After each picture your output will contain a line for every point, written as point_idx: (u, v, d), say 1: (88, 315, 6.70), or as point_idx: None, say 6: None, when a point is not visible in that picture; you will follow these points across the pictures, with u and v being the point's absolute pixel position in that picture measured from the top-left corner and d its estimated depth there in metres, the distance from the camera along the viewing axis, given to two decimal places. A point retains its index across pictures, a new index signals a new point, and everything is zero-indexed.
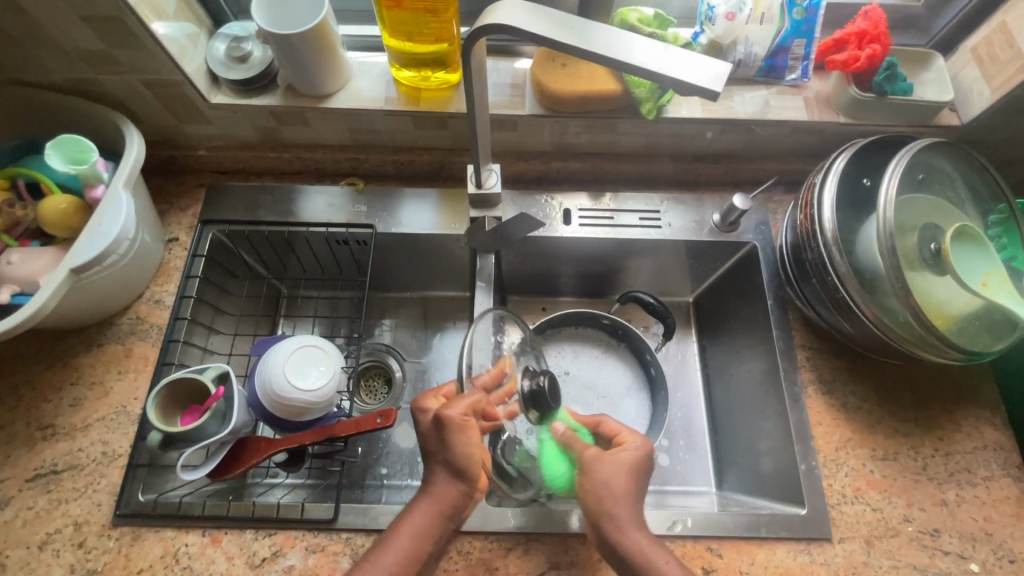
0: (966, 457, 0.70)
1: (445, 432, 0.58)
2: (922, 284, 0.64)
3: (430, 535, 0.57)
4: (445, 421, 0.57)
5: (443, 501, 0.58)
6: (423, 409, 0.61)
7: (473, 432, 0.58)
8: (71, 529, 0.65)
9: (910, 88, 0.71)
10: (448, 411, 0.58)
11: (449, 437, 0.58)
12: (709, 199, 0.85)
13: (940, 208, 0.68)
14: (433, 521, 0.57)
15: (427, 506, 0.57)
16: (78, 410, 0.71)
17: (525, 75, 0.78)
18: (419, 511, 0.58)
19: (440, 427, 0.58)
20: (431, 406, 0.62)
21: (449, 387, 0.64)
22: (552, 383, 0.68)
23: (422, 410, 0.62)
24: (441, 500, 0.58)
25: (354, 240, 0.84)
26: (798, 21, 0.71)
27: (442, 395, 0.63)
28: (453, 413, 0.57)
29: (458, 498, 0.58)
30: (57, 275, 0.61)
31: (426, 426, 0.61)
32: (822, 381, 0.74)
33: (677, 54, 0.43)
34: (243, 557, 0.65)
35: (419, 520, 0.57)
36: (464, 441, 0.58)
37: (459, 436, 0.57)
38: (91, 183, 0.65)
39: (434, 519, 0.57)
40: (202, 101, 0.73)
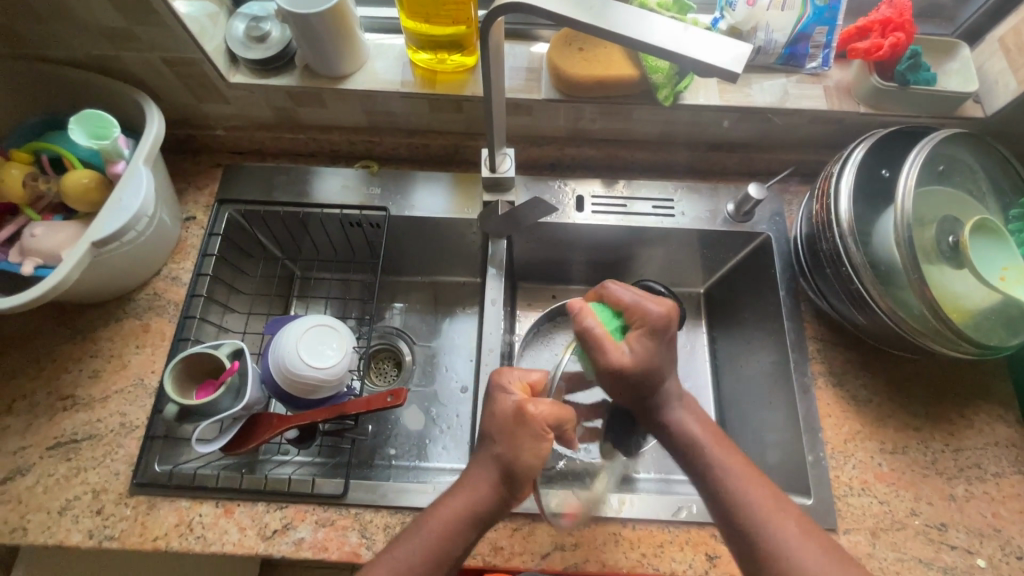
0: (976, 453, 0.69)
1: (514, 426, 0.56)
2: (939, 276, 0.64)
3: (460, 532, 0.55)
4: (527, 417, 0.56)
5: (478, 502, 0.56)
6: (504, 388, 0.60)
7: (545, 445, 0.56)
8: (90, 496, 0.67)
9: (933, 78, 0.70)
10: (531, 408, 0.56)
11: (518, 432, 0.56)
12: (724, 189, 0.84)
13: (959, 201, 0.67)
14: (464, 522, 0.55)
15: (461, 502, 0.56)
16: (97, 382, 0.73)
17: (541, 59, 0.78)
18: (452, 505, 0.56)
19: (513, 419, 0.57)
20: (512, 390, 0.60)
21: (536, 377, 0.62)
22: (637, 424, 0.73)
23: (502, 388, 0.60)
24: (478, 496, 0.56)
25: (367, 223, 0.85)
26: (821, 7, 0.70)
27: (525, 382, 0.61)
28: (536, 414, 0.55)
29: (494, 501, 0.56)
30: (78, 248, 0.62)
31: (501, 406, 0.59)
32: (832, 373, 0.74)
33: (699, 35, 0.43)
34: (255, 528, 0.66)
35: (449, 516, 0.56)
36: (531, 448, 0.55)
37: (527, 436, 0.55)
38: (112, 159, 0.66)
39: (465, 521, 0.55)
40: (221, 80, 0.74)
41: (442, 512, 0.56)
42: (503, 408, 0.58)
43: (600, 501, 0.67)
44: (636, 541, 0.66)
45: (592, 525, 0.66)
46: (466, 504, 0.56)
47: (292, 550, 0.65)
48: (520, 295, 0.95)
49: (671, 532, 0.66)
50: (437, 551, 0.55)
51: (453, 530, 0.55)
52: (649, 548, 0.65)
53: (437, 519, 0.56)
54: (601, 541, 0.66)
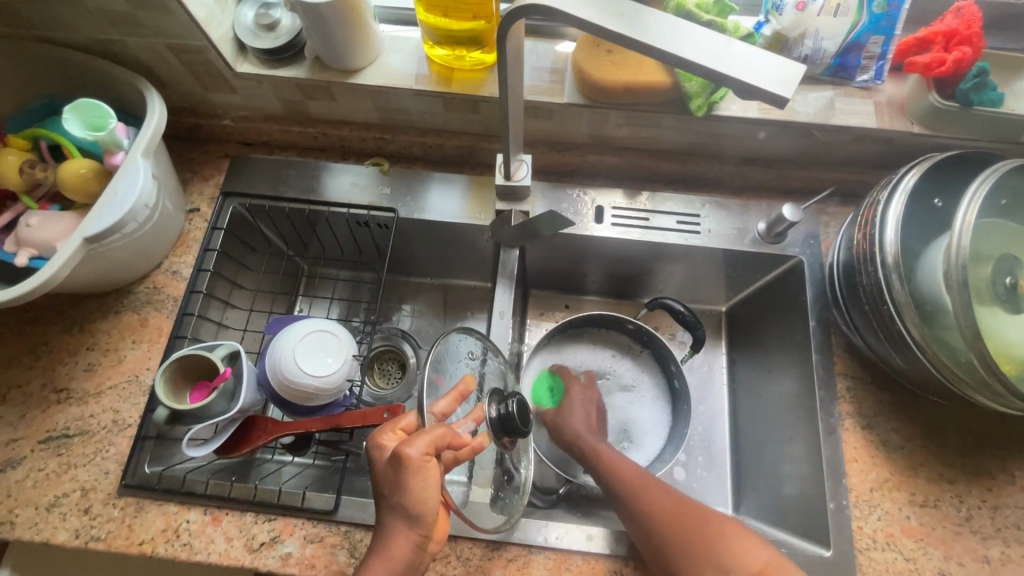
0: (1016, 513, 0.64)
1: (399, 472, 0.50)
2: (994, 321, 0.58)
3: None
4: (403, 460, 0.49)
5: (399, 560, 0.51)
6: (379, 447, 0.54)
7: (433, 474, 0.51)
8: (78, 494, 0.66)
9: (1000, 99, 0.63)
10: (407, 450, 0.49)
11: (403, 476, 0.50)
12: (755, 206, 0.79)
13: (1021, 237, 0.61)
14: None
15: (380, 570, 0.50)
16: (92, 375, 0.71)
17: (566, 60, 0.72)
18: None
19: (394, 466, 0.50)
20: (388, 442, 0.54)
21: (409, 420, 0.56)
22: (521, 404, 0.58)
23: (377, 446, 0.54)
24: (391, 558, 0.51)
25: (375, 223, 0.81)
26: (879, 14, 0.64)
27: (399, 429, 0.55)
28: (411, 455, 0.49)
29: (412, 552, 0.52)
30: (70, 243, 0.59)
31: (380, 462, 0.53)
32: (861, 415, 0.69)
33: (743, 51, 0.38)
34: (242, 540, 0.64)
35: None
36: (422, 483, 0.50)
37: (415, 476, 0.50)
38: (110, 149, 0.63)
39: None
40: (228, 70, 0.70)
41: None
42: (383, 462, 0.53)
43: (603, 536, 0.63)
44: None
45: (592, 561, 0.63)
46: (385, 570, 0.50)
47: (278, 565, 0.63)
48: (531, 305, 0.91)
49: None
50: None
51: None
52: None
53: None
54: None
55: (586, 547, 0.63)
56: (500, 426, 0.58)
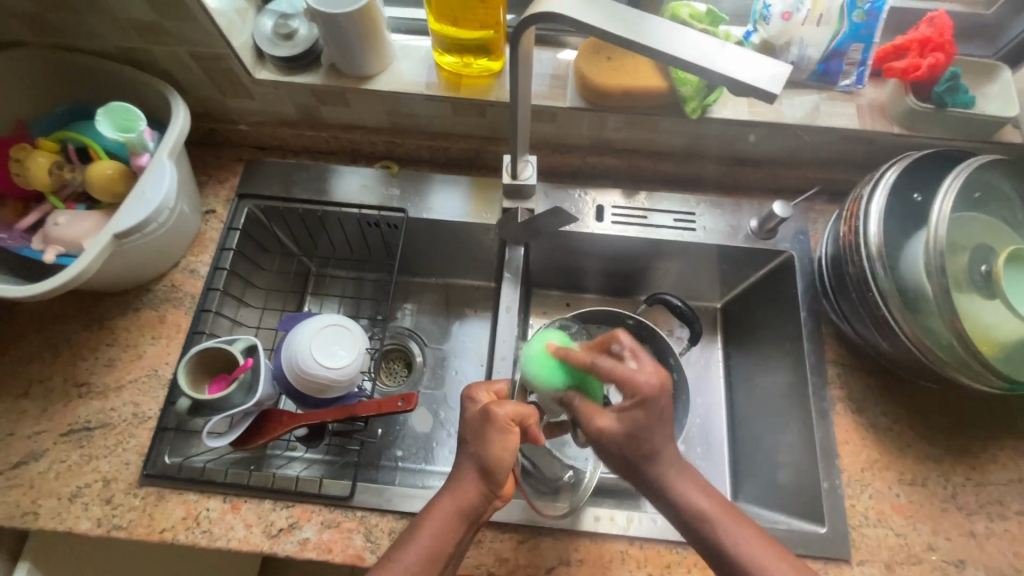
0: (998, 489, 0.67)
1: (483, 426, 0.58)
2: (971, 307, 0.62)
3: (453, 533, 0.55)
4: (491, 416, 0.57)
5: (465, 501, 0.56)
6: (472, 399, 0.63)
7: (512, 438, 0.57)
8: (100, 484, 0.68)
9: (971, 101, 0.68)
10: (495, 409, 0.57)
11: (485, 430, 0.58)
12: (747, 205, 0.83)
13: (993, 228, 0.65)
14: (452, 521, 0.56)
15: (448, 505, 0.56)
16: (112, 370, 0.74)
17: (568, 66, 0.77)
18: (438, 508, 0.56)
19: (480, 420, 0.58)
20: (480, 398, 0.62)
21: (502, 386, 0.65)
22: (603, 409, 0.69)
23: (471, 398, 0.62)
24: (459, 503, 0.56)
25: (385, 224, 0.84)
26: (858, 24, 0.68)
27: (493, 390, 0.63)
28: (499, 413, 0.57)
29: (477, 500, 0.57)
30: (100, 239, 0.62)
31: (470, 414, 0.61)
32: (851, 399, 0.72)
33: (735, 52, 0.42)
34: (261, 526, 0.66)
35: (440, 519, 0.55)
36: (501, 442, 0.57)
37: (496, 433, 0.57)
38: (137, 151, 0.66)
39: (453, 519, 0.56)
40: (247, 76, 0.74)
41: (437, 514, 0.56)
42: (471, 414, 0.60)
43: (609, 517, 0.66)
44: (643, 560, 0.65)
45: (599, 541, 0.65)
46: (451, 507, 0.56)
47: (297, 549, 0.65)
48: (534, 302, 0.94)
49: (679, 554, 0.65)
50: (433, 552, 0.55)
51: (443, 535, 0.55)
52: (656, 568, 0.64)
53: (430, 521, 0.56)
54: (607, 558, 0.65)
55: (593, 528, 0.65)
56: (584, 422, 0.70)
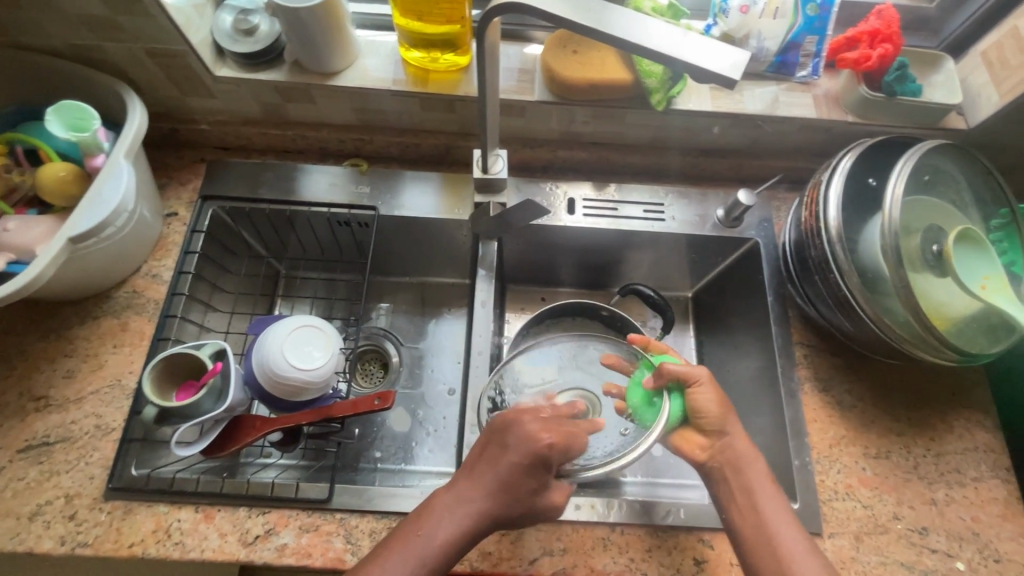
0: (956, 458, 0.71)
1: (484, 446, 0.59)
2: (924, 285, 0.64)
3: (456, 541, 0.56)
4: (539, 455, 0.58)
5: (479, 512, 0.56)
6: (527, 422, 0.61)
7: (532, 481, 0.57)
8: (62, 501, 0.65)
9: (919, 90, 0.71)
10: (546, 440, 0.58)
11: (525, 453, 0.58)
12: (714, 195, 0.85)
13: (943, 210, 0.68)
14: (461, 532, 0.56)
15: (462, 515, 0.56)
16: (72, 382, 0.71)
17: (535, 61, 0.77)
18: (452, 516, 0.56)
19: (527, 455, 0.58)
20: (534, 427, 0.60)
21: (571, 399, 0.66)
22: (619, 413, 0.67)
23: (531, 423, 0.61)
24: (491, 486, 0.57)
25: (356, 222, 0.83)
26: (812, 16, 0.72)
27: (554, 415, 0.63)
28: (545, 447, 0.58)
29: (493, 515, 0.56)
30: (54, 243, 0.60)
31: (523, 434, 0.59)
32: (818, 379, 0.75)
33: (697, 41, 0.43)
34: (236, 534, 0.65)
35: (446, 527, 0.56)
36: None
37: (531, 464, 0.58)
38: (91, 152, 0.64)
39: (461, 532, 0.56)
40: (207, 74, 0.72)
41: (439, 520, 0.56)
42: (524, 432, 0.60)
43: (590, 505, 0.67)
44: (625, 546, 0.66)
45: (580, 529, 0.66)
46: (467, 513, 0.56)
47: (275, 556, 0.64)
48: (508, 298, 0.95)
49: (660, 537, 0.66)
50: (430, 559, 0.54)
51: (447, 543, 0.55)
52: (638, 553, 0.65)
53: (436, 527, 0.56)
54: (589, 545, 0.65)
55: (574, 516, 0.66)
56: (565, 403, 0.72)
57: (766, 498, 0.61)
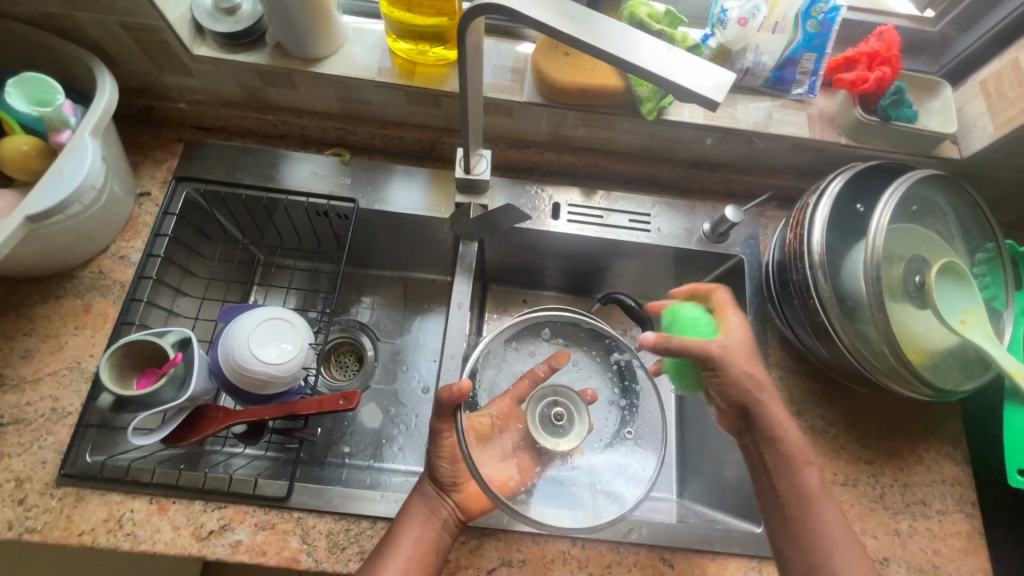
0: (923, 490, 0.70)
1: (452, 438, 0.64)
2: (903, 316, 0.64)
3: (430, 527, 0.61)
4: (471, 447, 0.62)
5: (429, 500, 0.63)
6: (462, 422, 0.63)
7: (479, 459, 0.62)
8: (12, 484, 0.63)
9: (914, 116, 0.70)
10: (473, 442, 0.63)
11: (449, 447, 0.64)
12: (702, 208, 0.83)
13: (930, 240, 0.67)
14: (426, 518, 0.61)
15: (417, 502, 0.62)
16: (29, 362, 0.68)
17: (526, 60, 0.75)
18: (410, 509, 0.62)
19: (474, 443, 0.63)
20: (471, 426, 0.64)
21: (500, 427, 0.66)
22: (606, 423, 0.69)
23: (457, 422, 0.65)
24: (428, 505, 0.62)
25: (335, 213, 0.81)
26: (812, 33, 0.68)
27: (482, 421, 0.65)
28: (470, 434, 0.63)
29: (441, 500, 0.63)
30: (10, 221, 0.57)
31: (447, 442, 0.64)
32: (792, 402, 0.74)
33: (682, 57, 0.41)
34: (190, 528, 0.63)
35: (412, 517, 0.61)
36: None
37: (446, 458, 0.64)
38: (56, 127, 0.61)
39: (427, 520, 0.61)
40: (185, 52, 0.69)
41: (404, 518, 0.61)
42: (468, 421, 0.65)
43: None
44: (585, 560, 0.65)
45: (541, 541, 0.65)
46: (422, 503, 0.62)
47: (228, 552, 0.63)
48: (489, 298, 0.93)
49: (620, 553, 0.65)
50: (411, 556, 0.59)
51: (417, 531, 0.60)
52: (597, 568, 0.65)
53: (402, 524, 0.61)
54: (549, 558, 0.65)
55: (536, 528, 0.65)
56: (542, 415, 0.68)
57: (813, 489, 0.61)
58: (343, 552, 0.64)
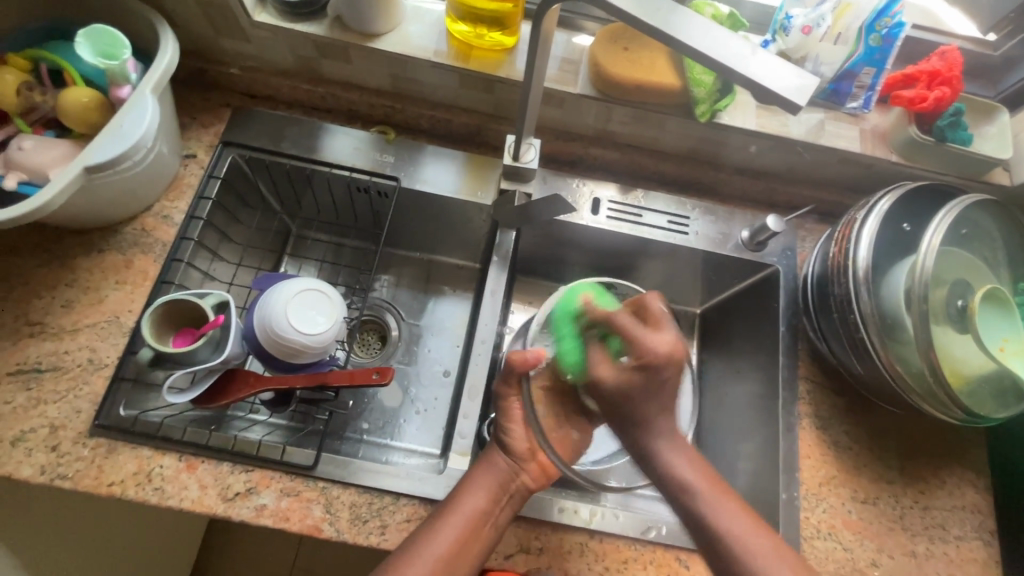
0: (942, 514, 0.70)
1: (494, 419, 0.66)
2: (943, 338, 0.63)
3: (495, 502, 0.61)
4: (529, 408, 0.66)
5: (497, 474, 0.63)
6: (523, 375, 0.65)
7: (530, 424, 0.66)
8: (46, 431, 0.64)
9: (970, 138, 0.69)
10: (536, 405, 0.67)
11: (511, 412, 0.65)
12: (740, 215, 0.83)
13: (974, 265, 0.67)
14: (491, 491, 0.61)
15: (484, 476, 0.62)
16: (69, 312, 0.69)
17: (582, 52, 0.75)
18: (476, 479, 0.62)
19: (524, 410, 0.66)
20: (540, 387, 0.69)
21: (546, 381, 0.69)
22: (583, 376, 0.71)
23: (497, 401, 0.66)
24: (497, 478, 0.62)
25: (375, 190, 0.82)
26: (874, 48, 0.68)
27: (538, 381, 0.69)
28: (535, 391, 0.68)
29: (508, 471, 0.63)
30: (69, 171, 0.58)
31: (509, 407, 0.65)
32: (818, 416, 0.74)
33: (764, 58, 0.41)
34: (217, 488, 0.64)
35: (479, 488, 0.61)
36: None
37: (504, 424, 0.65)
38: (118, 82, 0.62)
39: (491, 493, 0.61)
40: (246, 18, 0.70)
41: (468, 488, 0.61)
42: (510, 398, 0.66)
43: (572, 510, 0.66)
44: (601, 554, 0.65)
45: (559, 531, 0.66)
46: (491, 474, 0.62)
47: (253, 515, 0.64)
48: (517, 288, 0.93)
49: (637, 550, 0.66)
50: (472, 524, 0.59)
51: (478, 499, 0.60)
52: (614, 562, 0.65)
53: (467, 492, 0.61)
54: (566, 548, 0.65)
55: (555, 517, 0.66)
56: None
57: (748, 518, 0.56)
58: (365, 525, 0.65)
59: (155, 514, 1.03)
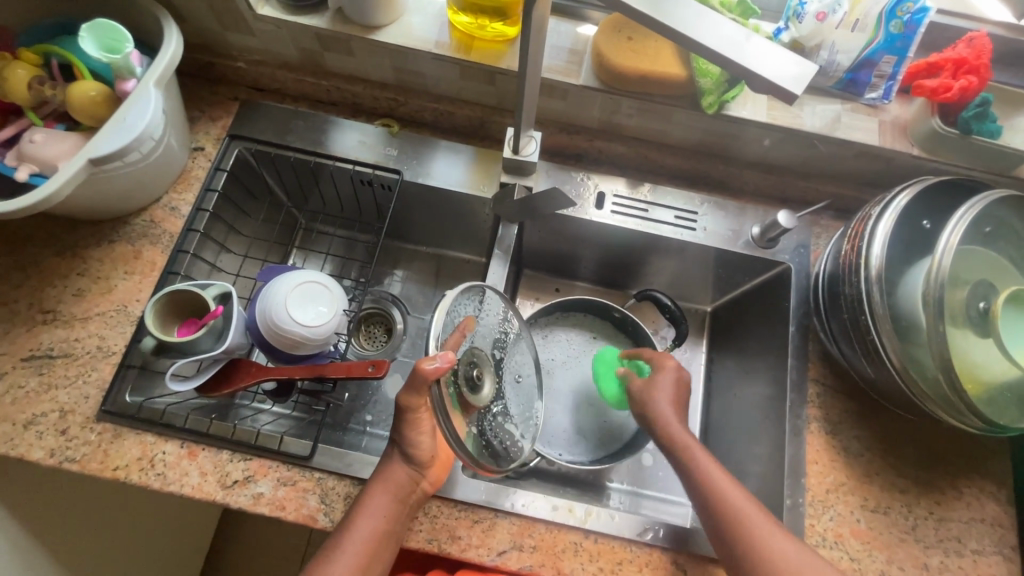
0: (959, 527, 0.67)
1: (401, 424, 0.61)
2: (962, 342, 0.60)
3: (396, 516, 0.60)
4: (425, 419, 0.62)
5: (396, 488, 0.60)
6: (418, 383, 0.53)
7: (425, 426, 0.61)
8: (56, 415, 0.66)
9: (998, 131, 0.65)
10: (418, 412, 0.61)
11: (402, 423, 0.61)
12: (751, 210, 0.80)
13: (998, 266, 0.63)
14: (392, 506, 0.60)
15: (384, 492, 0.60)
16: (80, 300, 0.71)
17: (587, 42, 0.73)
18: (374, 495, 0.60)
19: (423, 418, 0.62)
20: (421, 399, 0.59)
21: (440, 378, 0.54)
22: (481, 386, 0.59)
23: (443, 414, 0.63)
24: (399, 489, 0.61)
25: (379, 183, 0.82)
26: (895, 34, 0.64)
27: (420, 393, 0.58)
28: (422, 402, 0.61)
29: (406, 481, 0.61)
30: (73, 163, 0.59)
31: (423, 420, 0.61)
32: (828, 421, 0.71)
33: (760, 45, 0.39)
34: (216, 476, 0.65)
35: (381, 508, 0.59)
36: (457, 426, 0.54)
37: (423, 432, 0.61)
38: (123, 75, 0.63)
39: (392, 507, 0.60)
40: (249, 11, 0.70)
41: (369, 507, 0.59)
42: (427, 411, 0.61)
43: (567, 508, 0.65)
44: (596, 555, 0.64)
45: (553, 530, 0.65)
46: (389, 489, 0.60)
47: (250, 503, 0.65)
48: (522, 283, 0.93)
49: (632, 552, 0.65)
50: (373, 543, 0.58)
51: (379, 516, 0.59)
52: (608, 563, 0.64)
53: (368, 511, 0.59)
54: (559, 548, 0.64)
55: (549, 515, 0.65)
56: (468, 379, 0.58)
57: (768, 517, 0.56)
58: None
59: (171, 497, 1.06)
